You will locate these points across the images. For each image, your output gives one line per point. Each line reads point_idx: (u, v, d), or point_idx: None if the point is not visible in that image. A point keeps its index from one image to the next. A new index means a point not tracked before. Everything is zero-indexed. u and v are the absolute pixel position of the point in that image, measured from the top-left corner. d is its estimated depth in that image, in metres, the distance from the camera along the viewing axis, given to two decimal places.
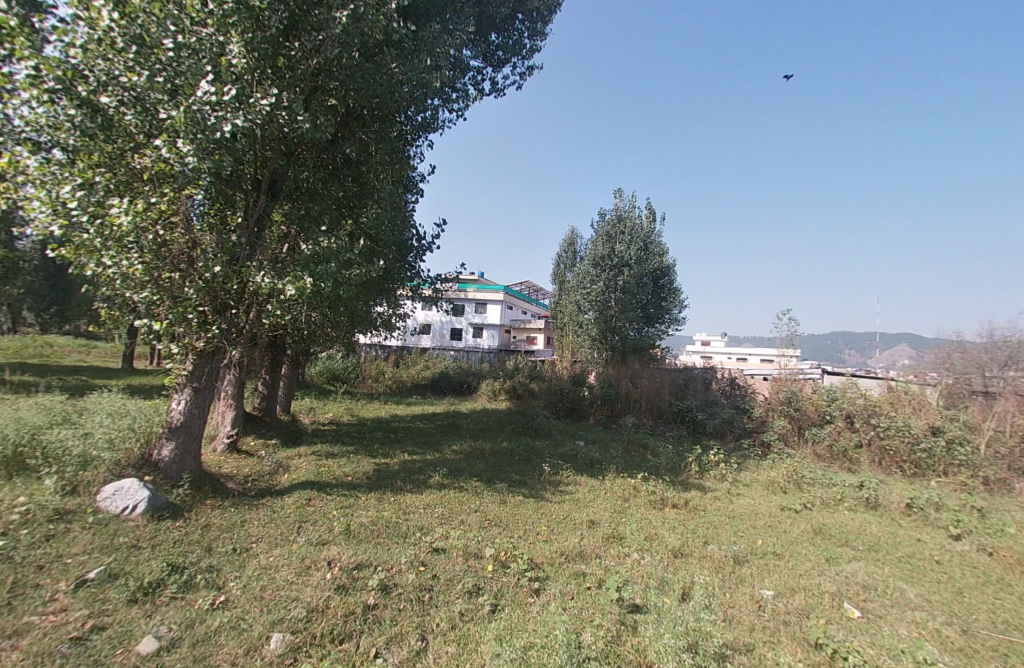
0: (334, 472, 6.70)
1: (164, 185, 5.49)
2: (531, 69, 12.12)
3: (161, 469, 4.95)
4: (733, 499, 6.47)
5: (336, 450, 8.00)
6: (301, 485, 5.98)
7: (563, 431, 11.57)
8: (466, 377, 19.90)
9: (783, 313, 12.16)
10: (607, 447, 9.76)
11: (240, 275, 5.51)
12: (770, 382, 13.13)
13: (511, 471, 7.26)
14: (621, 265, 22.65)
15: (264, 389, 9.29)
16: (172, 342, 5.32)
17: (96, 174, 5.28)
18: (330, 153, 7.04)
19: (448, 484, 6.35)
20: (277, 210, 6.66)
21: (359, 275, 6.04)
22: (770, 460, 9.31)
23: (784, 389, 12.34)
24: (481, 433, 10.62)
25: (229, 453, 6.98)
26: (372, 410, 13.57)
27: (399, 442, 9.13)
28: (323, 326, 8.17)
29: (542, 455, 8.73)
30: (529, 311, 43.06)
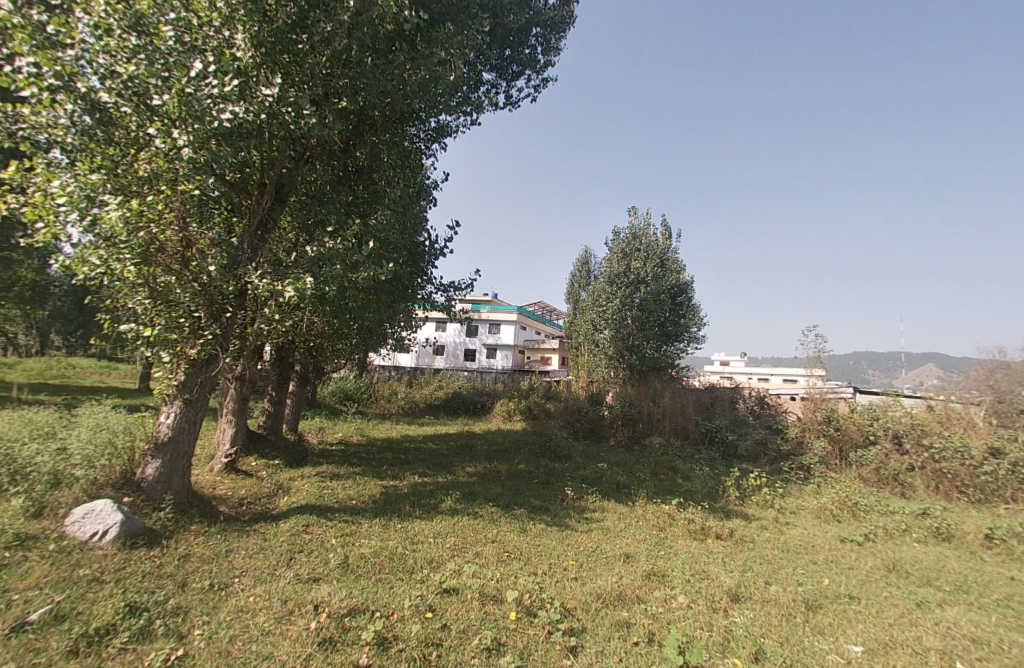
0: (337, 495, 6.12)
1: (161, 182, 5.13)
2: (546, 82, 11.90)
3: (144, 490, 4.44)
4: (783, 530, 5.74)
5: (342, 471, 7.44)
6: (299, 509, 5.41)
7: (584, 454, 10.85)
8: (480, 397, 19.32)
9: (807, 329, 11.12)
10: (632, 470, 9.03)
11: (239, 278, 5.08)
12: (803, 401, 12.35)
13: (530, 496, 6.60)
14: (637, 282, 22.20)
15: (271, 407, 8.83)
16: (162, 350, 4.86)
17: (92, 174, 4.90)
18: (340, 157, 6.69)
19: (462, 510, 5.72)
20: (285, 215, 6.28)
21: (367, 278, 5.39)
22: (814, 486, 8.48)
23: (820, 408, 11.54)
24: (496, 454, 9.97)
25: (226, 472, 6.45)
26: (383, 430, 13.03)
27: (409, 464, 8.54)
28: (331, 339, 7.65)
29: (562, 478, 8.05)
30: (543, 331, 42.56)
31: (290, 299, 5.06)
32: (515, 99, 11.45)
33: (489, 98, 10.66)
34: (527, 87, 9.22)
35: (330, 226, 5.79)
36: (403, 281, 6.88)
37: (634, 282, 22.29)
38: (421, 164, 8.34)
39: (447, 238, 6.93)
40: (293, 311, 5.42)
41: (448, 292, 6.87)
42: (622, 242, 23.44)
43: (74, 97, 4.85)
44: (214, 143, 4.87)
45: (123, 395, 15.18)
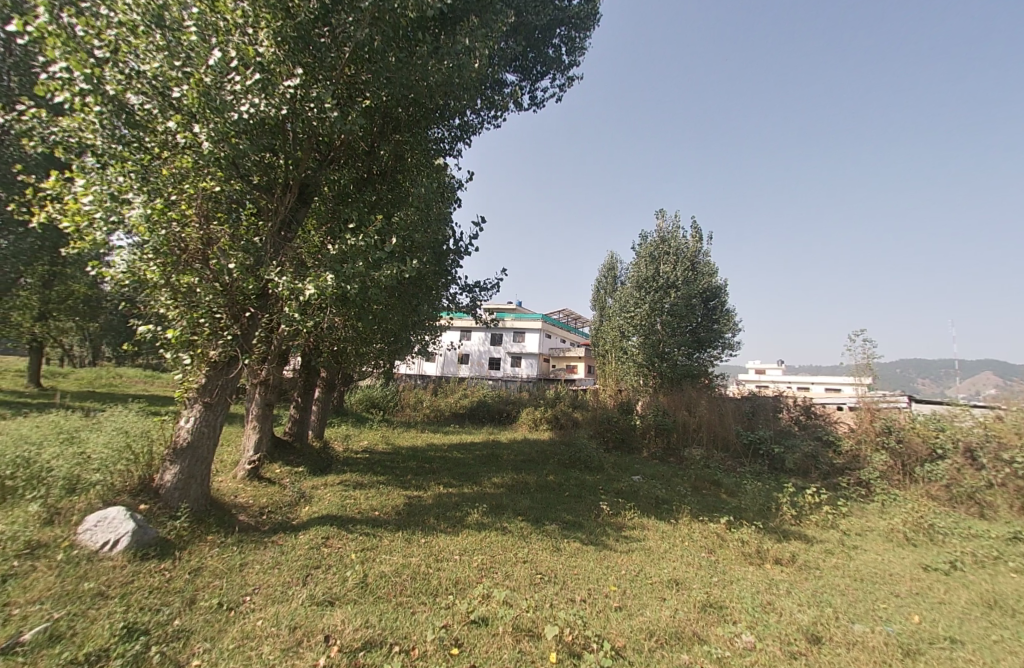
0: (360, 505, 5.85)
1: (184, 182, 4.85)
2: (572, 82, 11.59)
3: (162, 497, 4.26)
4: (853, 556, 5.24)
5: (366, 481, 7.18)
6: (320, 519, 5.15)
7: (617, 465, 10.31)
8: (506, 406, 18.95)
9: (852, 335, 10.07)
10: (670, 484, 8.46)
11: (259, 277, 4.86)
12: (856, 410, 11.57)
13: (562, 510, 6.16)
14: (666, 287, 21.53)
15: (297, 413, 8.70)
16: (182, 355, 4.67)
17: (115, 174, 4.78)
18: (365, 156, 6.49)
19: (490, 524, 5.35)
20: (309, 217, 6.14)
21: (390, 276, 5.06)
22: (877, 506, 7.71)
23: (879, 418, 10.78)
24: (524, 464, 9.56)
25: (250, 479, 6.27)
26: (408, 439, 12.81)
27: (434, 473, 8.25)
28: (355, 342, 7.44)
29: (594, 491, 7.58)
30: (569, 339, 41.98)
31: (310, 298, 4.83)
32: (540, 99, 11.18)
33: (514, 99, 10.42)
34: (551, 86, 8.50)
35: (352, 224, 5.55)
36: (427, 282, 6.59)
37: (664, 288, 21.57)
38: (446, 163, 8.12)
39: (473, 236, 6.62)
40: (314, 311, 5.19)
41: (473, 293, 6.55)
42: (650, 246, 22.84)
43: (102, 99, 4.76)
44: (234, 138, 4.70)
45: (159, 403, 15.54)
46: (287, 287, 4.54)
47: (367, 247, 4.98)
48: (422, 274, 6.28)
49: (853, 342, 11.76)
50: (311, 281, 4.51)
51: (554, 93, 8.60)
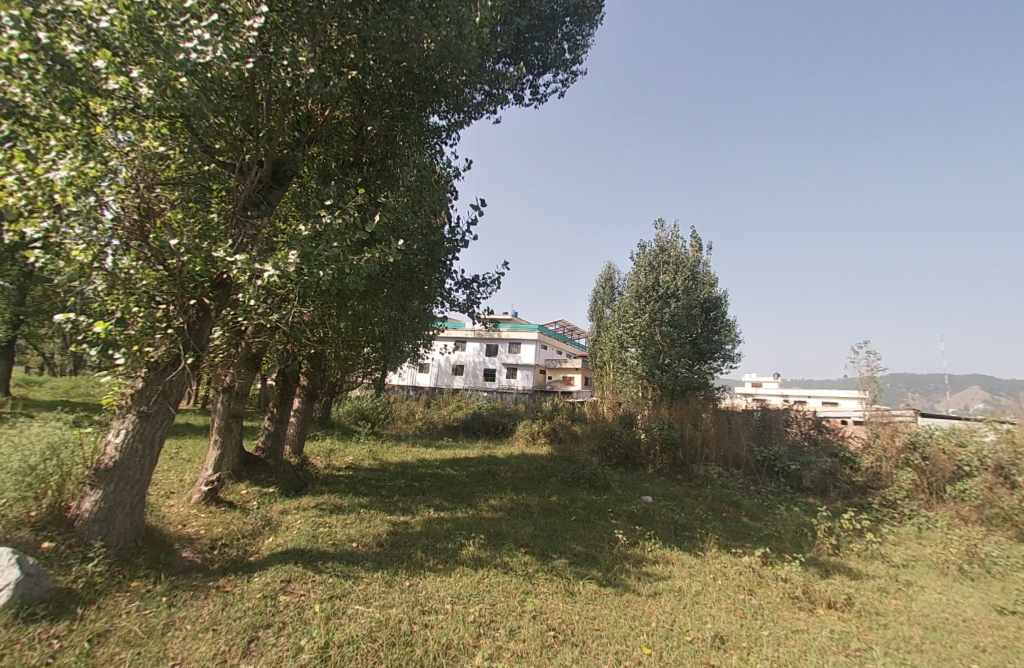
0: (335, 536, 4.98)
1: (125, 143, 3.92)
2: (576, 78, 10.99)
3: (77, 531, 3.38)
4: (913, 597, 4.48)
5: (345, 504, 6.30)
6: (283, 556, 4.27)
7: (624, 485, 9.49)
8: (501, 418, 18.06)
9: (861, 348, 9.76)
10: (686, 507, 7.68)
11: (210, 258, 3.89)
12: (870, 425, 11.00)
13: (573, 540, 5.32)
14: (667, 297, 20.93)
15: (271, 426, 7.79)
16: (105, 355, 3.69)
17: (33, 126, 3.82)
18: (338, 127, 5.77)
19: (489, 560, 4.49)
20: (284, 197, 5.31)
21: (372, 262, 4.22)
22: (916, 532, 6.96)
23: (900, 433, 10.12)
24: (523, 483, 8.71)
25: (206, 504, 5.29)
26: (398, 453, 11.90)
27: (424, 493, 7.37)
28: (335, 341, 6.58)
29: (604, 515, 6.75)
30: (565, 351, 41.18)
31: (274, 287, 3.98)
32: (542, 95, 10.53)
33: (514, 91, 9.76)
34: (554, 81, 7.34)
35: (329, 203, 4.73)
36: (418, 275, 5.75)
37: (664, 298, 20.94)
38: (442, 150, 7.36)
39: (472, 223, 5.78)
40: (277, 302, 4.34)
41: (469, 289, 5.76)
42: (649, 255, 22.29)
43: (31, 45, 3.48)
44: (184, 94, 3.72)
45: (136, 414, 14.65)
46: (241, 272, 3.67)
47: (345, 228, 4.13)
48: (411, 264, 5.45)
49: (858, 352, 10.75)
50: (271, 264, 3.65)
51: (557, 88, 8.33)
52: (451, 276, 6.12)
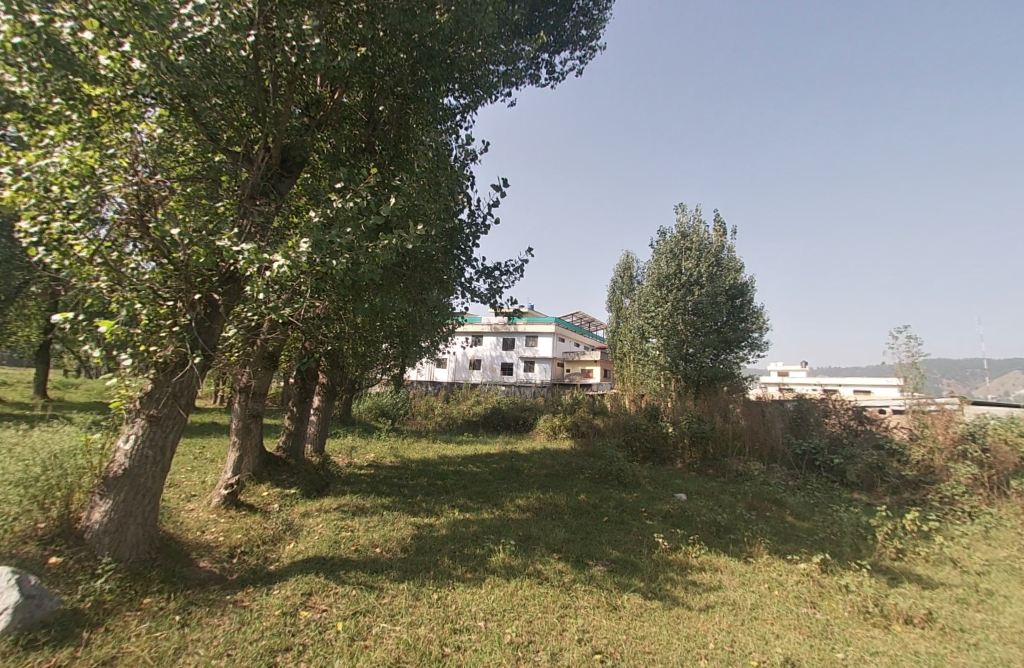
0: (358, 541, 4.73)
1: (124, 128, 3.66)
2: (593, 55, 10.47)
3: (86, 544, 3.19)
4: (996, 611, 4.03)
5: (368, 505, 6.07)
6: (303, 564, 4.04)
7: (654, 481, 9.08)
8: (522, 413, 17.74)
9: (896, 332, 9.68)
10: (723, 505, 7.26)
11: (213, 249, 3.55)
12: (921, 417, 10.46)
13: (608, 545, 4.97)
14: (690, 284, 20.21)
15: (291, 426, 7.62)
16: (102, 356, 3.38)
17: (25, 114, 3.55)
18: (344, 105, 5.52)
19: (521, 568, 4.17)
20: (293, 184, 5.01)
21: (389, 249, 3.87)
22: (980, 532, 6.43)
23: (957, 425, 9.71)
24: (549, 479, 8.40)
25: (226, 508, 5.10)
26: (419, 450, 11.69)
27: (447, 492, 7.11)
28: (352, 335, 6.32)
29: (638, 516, 6.39)
30: (583, 342, 40.65)
31: (283, 276, 3.71)
32: (558, 73, 10.05)
33: (530, 70, 9.31)
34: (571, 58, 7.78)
35: (340, 187, 4.41)
36: (436, 262, 5.42)
37: (688, 286, 20.21)
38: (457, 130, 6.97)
39: (492, 206, 5.41)
40: (289, 294, 4.07)
41: (491, 278, 5.43)
42: (671, 242, 21.54)
43: (23, 28, 3.18)
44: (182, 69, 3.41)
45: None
46: (248, 261, 3.40)
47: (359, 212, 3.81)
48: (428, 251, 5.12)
49: (897, 337, 9.74)
50: (279, 252, 3.38)
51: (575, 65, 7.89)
52: (471, 264, 5.77)
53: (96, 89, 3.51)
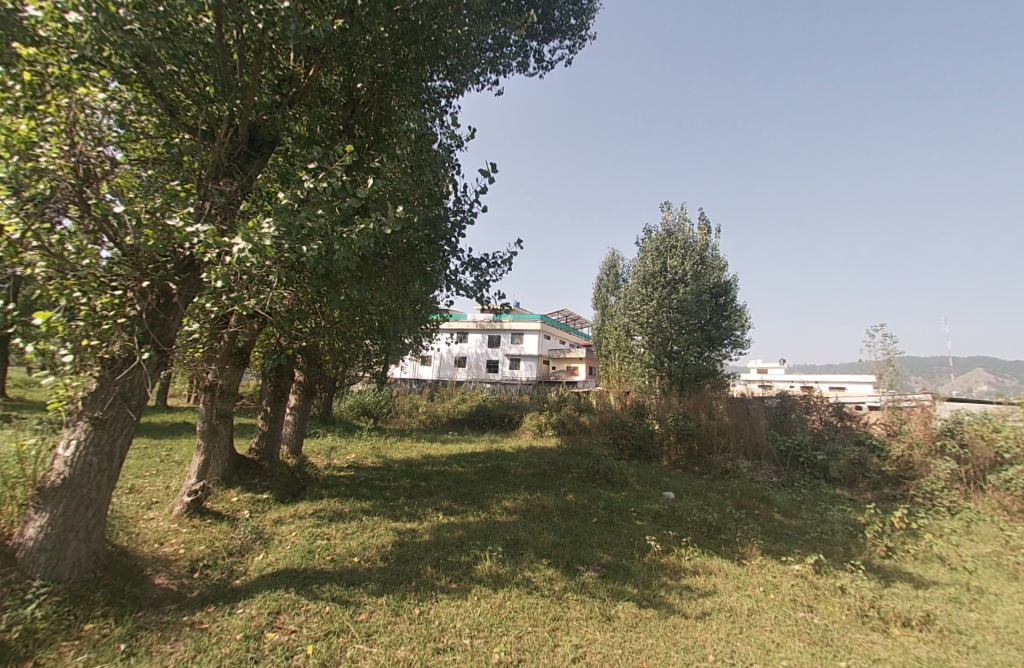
0: (334, 549, 4.42)
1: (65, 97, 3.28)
2: (583, 45, 10.23)
3: (18, 564, 2.86)
4: (992, 612, 3.95)
5: (347, 509, 5.74)
6: (272, 578, 3.71)
7: (642, 479, 8.96)
8: (507, 410, 17.52)
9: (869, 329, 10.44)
10: (714, 504, 7.14)
11: (167, 233, 3.21)
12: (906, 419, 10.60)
13: (599, 549, 4.76)
14: (675, 282, 20.23)
15: (266, 426, 7.22)
16: (38, 351, 3.02)
17: None
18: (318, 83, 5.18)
19: (509, 577, 3.92)
20: (261, 167, 4.66)
21: (365, 235, 3.56)
22: (966, 528, 6.43)
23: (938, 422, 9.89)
24: (536, 480, 8.18)
25: (190, 516, 4.72)
26: (402, 450, 11.36)
27: (431, 495, 6.81)
28: (329, 330, 5.97)
29: (629, 516, 6.21)
30: (568, 340, 40.63)
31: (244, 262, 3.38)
32: (547, 63, 9.80)
33: (518, 58, 9.03)
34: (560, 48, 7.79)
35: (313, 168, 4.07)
36: (418, 251, 5.10)
37: (673, 283, 20.25)
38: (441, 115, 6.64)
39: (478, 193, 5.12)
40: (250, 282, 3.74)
41: (477, 269, 5.15)
42: (656, 239, 21.54)
43: None
44: None
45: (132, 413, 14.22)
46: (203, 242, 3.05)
47: (334, 193, 3.47)
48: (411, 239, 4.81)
49: None
50: (241, 233, 3.06)
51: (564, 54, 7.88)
52: (456, 254, 5.47)
53: (29, 51, 3.13)
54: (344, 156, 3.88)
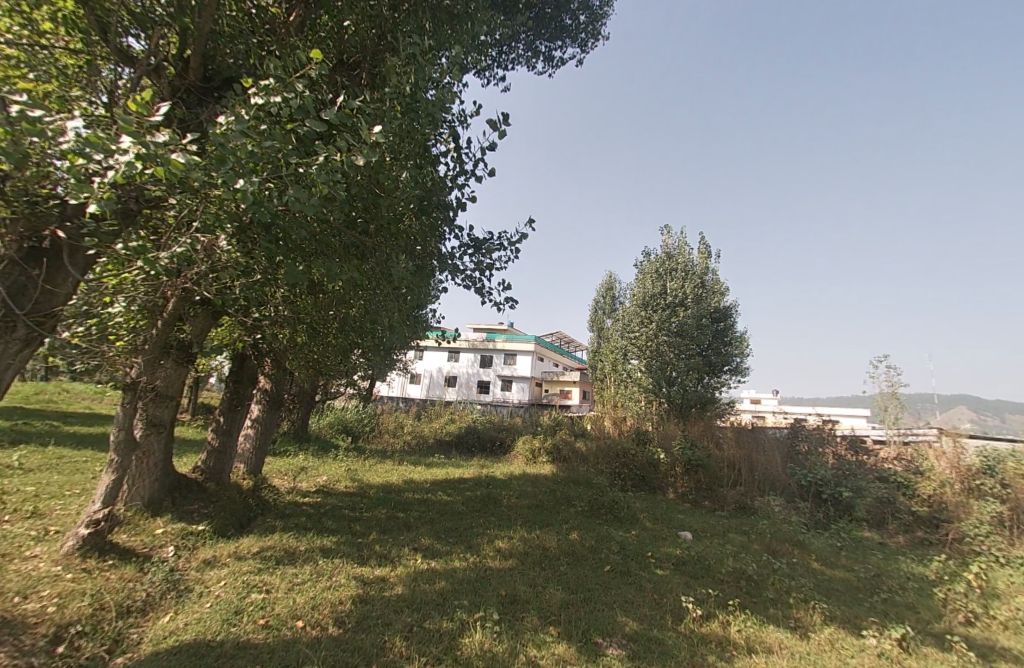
0: (272, 608, 3.30)
1: None
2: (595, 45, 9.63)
3: None
4: None
5: (302, 548, 4.61)
6: (168, 658, 2.59)
7: (653, 516, 7.92)
8: (498, 433, 16.39)
9: None
10: (741, 550, 6.10)
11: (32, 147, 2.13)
12: (941, 458, 9.54)
13: (621, 613, 3.70)
14: (675, 305, 19.49)
15: (217, 439, 6.06)
16: None
17: None
18: (298, 35, 4.20)
19: (505, 659, 2.85)
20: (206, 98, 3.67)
21: (330, 171, 2.57)
22: None
23: (977, 470, 9.02)
24: (534, 513, 7.10)
25: (85, 555, 3.54)
26: (382, 473, 10.17)
27: (410, 530, 5.70)
28: (295, 325, 4.93)
29: (646, 564, 5.16)
30: (561, 363, 39.67)
31: (150, 182, 2.33)
32: (556, 62, 9.15)
33: (526, 55, 8.34)
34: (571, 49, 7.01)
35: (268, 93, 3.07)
36: (407, 225, 4.12)
37: (673, 306, 19.50)
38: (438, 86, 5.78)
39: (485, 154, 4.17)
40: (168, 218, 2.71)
41: (479, 250, 4.20)
42: (655, 262, 20.93)
43: None
44: None
45: (89, 422, 12.93)
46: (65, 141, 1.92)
47: (291, 109, 2.43)
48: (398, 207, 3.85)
49: None
50: (115, 122, 1.88)
51: (574, 56, 7.19)
52: (454, 233, 4.51)
53: None
54: (311, 76, 2.89)
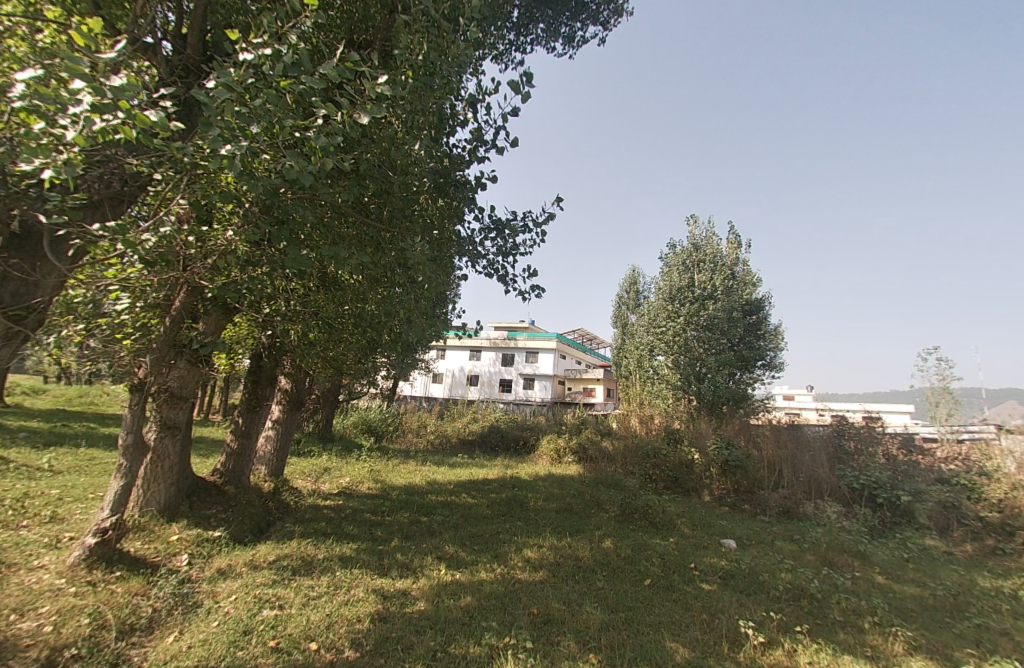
0: (284, 628, 3.01)
1: None
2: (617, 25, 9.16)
3: None
4: None
5: (319, 557, 4.34)
6: None
7: (691, 521, 7.42)
8: (522, 432, 16.04)
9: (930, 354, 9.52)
10: (793, 561, 5.56)
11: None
12: (1009, 458, 8.71)
13: (669, 638, 3.29)
14: (704, 298, 18.71)
15: (236, 441, 5.88)
16: None
17: None
18: None
19: None
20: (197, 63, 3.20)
21: (330, 136, 2.24)
22: None
23: None
24: (563, 518, 6.72)
25: (90, 567, 3.34)
26: (405, 474, 9.95)
27: (433, 536, 5.39)
28: (310, 320, 4.68)
29: (690, 577, 4.71)
30: (585, 361, 39.06)
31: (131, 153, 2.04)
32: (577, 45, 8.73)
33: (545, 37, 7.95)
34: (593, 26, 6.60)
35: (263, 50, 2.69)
36: (422, 206, 3.79)
37: (702, 300, 18.70)
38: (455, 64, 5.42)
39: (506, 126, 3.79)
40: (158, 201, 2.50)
41: (501, 233, 3.84)
42: (682, 254, 20.18)
43: None
44: None
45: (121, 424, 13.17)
46: (15, 98, 1.64)
47: (285, 65, 2.09)
48: (412, 185, 3.51)
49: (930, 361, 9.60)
50: (66, 64, 1.59)
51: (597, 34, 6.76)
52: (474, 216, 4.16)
53: None
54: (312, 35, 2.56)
